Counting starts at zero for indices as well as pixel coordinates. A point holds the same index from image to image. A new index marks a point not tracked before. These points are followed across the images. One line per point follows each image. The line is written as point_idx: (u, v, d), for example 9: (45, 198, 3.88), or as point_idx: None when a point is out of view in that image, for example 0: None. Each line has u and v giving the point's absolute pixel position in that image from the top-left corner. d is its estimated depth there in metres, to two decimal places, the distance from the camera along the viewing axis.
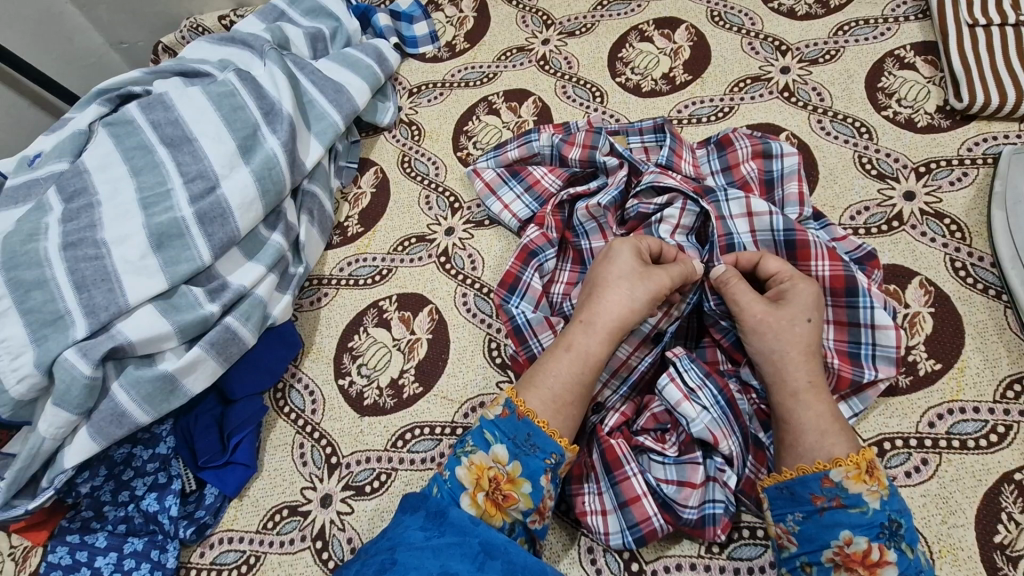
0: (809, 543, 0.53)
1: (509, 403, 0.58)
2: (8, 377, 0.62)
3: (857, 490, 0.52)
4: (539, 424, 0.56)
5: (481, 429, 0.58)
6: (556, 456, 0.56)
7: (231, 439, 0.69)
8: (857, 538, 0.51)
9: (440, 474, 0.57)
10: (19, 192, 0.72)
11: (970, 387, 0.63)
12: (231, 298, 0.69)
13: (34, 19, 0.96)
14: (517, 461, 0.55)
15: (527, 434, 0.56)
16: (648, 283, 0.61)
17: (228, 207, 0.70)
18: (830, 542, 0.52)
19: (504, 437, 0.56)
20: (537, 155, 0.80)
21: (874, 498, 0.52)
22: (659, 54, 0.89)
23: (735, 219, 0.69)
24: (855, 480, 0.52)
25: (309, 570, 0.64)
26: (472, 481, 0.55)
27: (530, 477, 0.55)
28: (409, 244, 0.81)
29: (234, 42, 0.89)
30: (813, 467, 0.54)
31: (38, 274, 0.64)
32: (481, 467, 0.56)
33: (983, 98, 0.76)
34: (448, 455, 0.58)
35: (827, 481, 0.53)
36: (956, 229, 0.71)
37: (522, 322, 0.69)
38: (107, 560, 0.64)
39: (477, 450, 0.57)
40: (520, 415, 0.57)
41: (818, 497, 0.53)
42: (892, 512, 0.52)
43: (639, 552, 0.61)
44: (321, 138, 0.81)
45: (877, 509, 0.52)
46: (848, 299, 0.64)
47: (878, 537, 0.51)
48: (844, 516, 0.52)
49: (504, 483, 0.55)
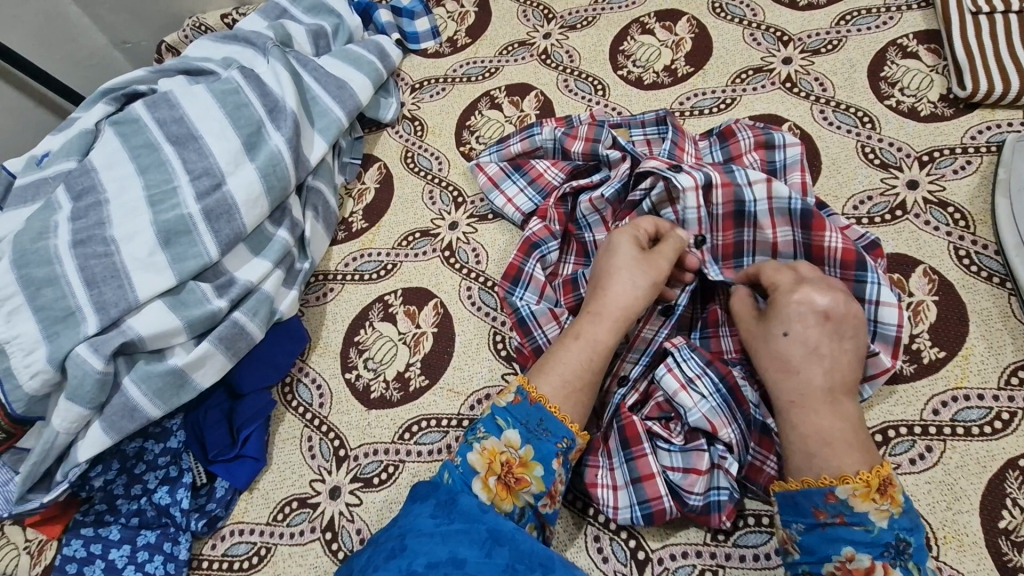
0: (811, 554, 0.53)
1: (520, 390, 0.59)
2: (21, 373, 0.63)
3: (863, 509, 0.52)
4: (550, 409, 0.57)
5: (493, 416, 0.59)
6: (566, 440, 0.57)
7: (240, 432, 0.69)
8: (860, 555, 0.51)
9: (452, 459, 0.58)
10: (28, 192, 0.73)
11: (974, 374, 0.63)
12: (238, 293, 0.70)
13: (39, 19, 0.97)
14: (530, 445, 0.56)
15: (540, 418, 0.57)
16: (648, 270, 0.63)
17: (234, 203, 0.71)
18: (832, 556, 0.52)
19: (516, 423, 0.58)
20: (539, 148, 0.80)
21: (882, 516, 0.51)
22: (660, 46, 0.89)
23: (752, 185, 0.67)
24: (861, 498, 0.52)
25: (319, 561, 0.65)
26: (483, 465, 0.56)
27: (542, 461, 0.56)
28: (414, 239, 0.82)
29: (237, 40, 0.89)
30: (818, 481, 0.53)
31: (48, 272, 0.65)
32: (493, 452, 0.57)
33: (986, 86, 0.75)
34: (459, 442, 0.59)
35: (831, 497, 0.52)
36: (959, 217, 0.71)
37: (527, 314, 0.70)
38: (121, 552, 0.65)
39: (489, 435, 0.58)
40: (532, 401, 0.58)
41: (820, 511, 0.53)
42: (900, 531, 0.51)
43: (645, 539, 0.62)
44: (325, 135, 0.82)
45: (884, 528, 0.51)
46: (857, 274, 0.63)
47: (883, 556, 0.51)
48: (846, 533, 0.52)
49: (516, 467, 0.56)
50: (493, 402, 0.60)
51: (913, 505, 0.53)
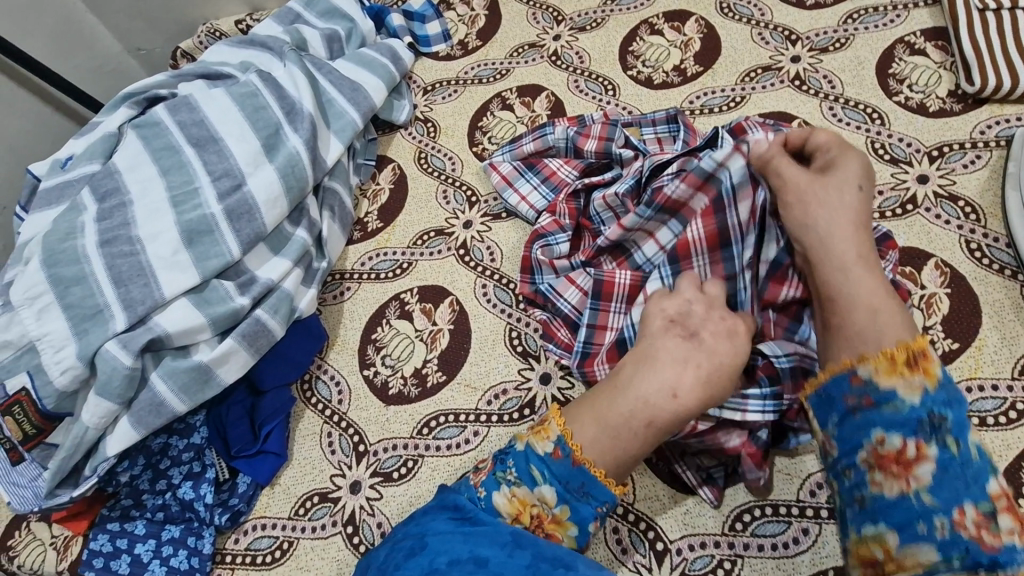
0: (845, 446, 0.51)
1: (562, 444, 0.56)
2: (52, 369, 0.64)
3: (889, 385, 0.50)
4: (595, 475, 0.55)
5: (527, 460, 0.56)
6: (606, 505, 0.56)
7: (263, 428, 0.71)
8: (893, 434, 0.48)
9: (475, 488, 0.56)
10: (53, 194, 0.74)
11: (988, 365, 0.64)
12: (260, 291, 0.71)
13: (57, 27, 0.99)
14: (566, 505, 0.55)
15: (581, 482, 0.55)
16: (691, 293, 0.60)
17: (255, 203, 0.73)
18: (864, 442, 0.50)
19: (553, 479, 0.55)
20: (552, 148, 0.81)
21: (911, 391, 0.49)
22: (670, 46, 0.91)
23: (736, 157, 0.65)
24: (886, 373, 0.50)
25: (342, 554, 0.66)
26: (513, 513, 0.55)
27: (578, 523, 0.55)
28: (429, 237, 0.83)
29: (253, 45, 0.91)
30: (841, 367, 0.53)
31: (77, 270, 0.67)
32: (524, 501, 0.55)
33: (994, 81, 0.76)
34: (487, 473, 0.57)
35: (856, 379, 0.51)
36: (970, 211, 0.72)
37: (546, 289, 0.73)
38: (146, 546, 0.67)
39: (521, 482, 0.56)
40: (577, 462, 0.55)
41: (848, 396, 0.52)
42: (935, 407, 0.48)
43: (664, 531, 0.63)
44: (341, 137, 0.83)
45: (915, 403, 0.49)
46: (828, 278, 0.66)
47: (918, 432, 0.48)
48: (878, 414, 0.50)
49: (549, 523, 0.55)
50: (529, 443, 0.57)
51: (951, 382, 0.50)
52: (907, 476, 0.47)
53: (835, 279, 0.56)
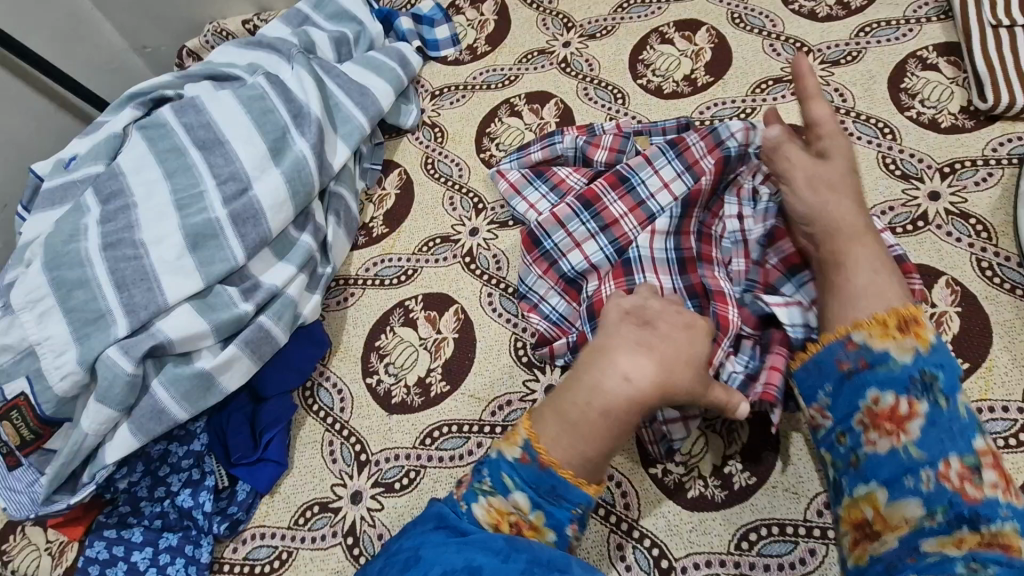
0: (841, 412, 0.54)
1: (530, 448, 0.54)
2: (53, 374, 0.64)
3: (883, 347, 0.52)
4: (563, 476, 0.53)
5: (499, 468, 0.55)
6: (582, 506, 0.54)
7: (263, 436, 0.70)
8: (885, 395, 0.51)
9: (457, 501, 0.55)
10: (57, 194, 0.74)
11: (998, 386, 0.63)
12: (264, 297, 0.70)
13: (63, 25, 0.99)
14: (541, 511, 0.53)
15: (552, 485, 0.53)
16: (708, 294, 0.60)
17: (261, 207, 0.72)
18: (859, 404, 0.52)
19: (524, 484, 0.54)
20: (560, 156, 0.80)
21: (904, 352, 0.51)
22: (680, 56, 0.90)
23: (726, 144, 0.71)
24: (879, 337, 0.52)
25: (341, 565, 0.65)
26: (491, 523, 0.53)
27: (556, 527, 0.53)
28: (434, 244, 0.82)
29: (262, 47, 0.90)
30: (835, 334, 0.55)
31: (80, 273, 0.66)
32: (500, 510, 0.54)
33: (1007, 98, 0.76)
34: (466, 485, 0.56)
35: (851, 344, 0.54)
36: (982, 229, 0.71)
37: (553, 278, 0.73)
38: (143, 554, 0.66)
39: (496, 491, 0.54)
40: (543, 466, 0.53)
41: (842, 362, 0.54)
42: (926, 366, 0.51)
43: (669, 549, 0.62)
44: (348, 141, 0.82)
45: (907, 363, 0.51)
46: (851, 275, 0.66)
47: (909, 391, 0.51)
48: (872, 376, 0.52)
49: (527, 531, 0.53)
50: (499, 451, 0.55)
51: (942, 344, 0.52)
52: (898, 433, 0.50)
53: (852, 284, 0.56)
